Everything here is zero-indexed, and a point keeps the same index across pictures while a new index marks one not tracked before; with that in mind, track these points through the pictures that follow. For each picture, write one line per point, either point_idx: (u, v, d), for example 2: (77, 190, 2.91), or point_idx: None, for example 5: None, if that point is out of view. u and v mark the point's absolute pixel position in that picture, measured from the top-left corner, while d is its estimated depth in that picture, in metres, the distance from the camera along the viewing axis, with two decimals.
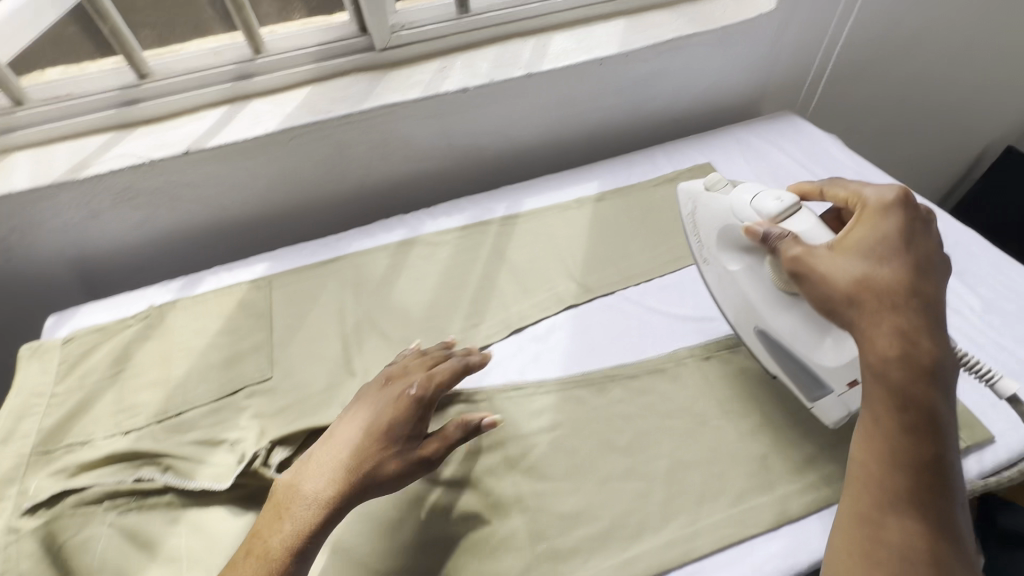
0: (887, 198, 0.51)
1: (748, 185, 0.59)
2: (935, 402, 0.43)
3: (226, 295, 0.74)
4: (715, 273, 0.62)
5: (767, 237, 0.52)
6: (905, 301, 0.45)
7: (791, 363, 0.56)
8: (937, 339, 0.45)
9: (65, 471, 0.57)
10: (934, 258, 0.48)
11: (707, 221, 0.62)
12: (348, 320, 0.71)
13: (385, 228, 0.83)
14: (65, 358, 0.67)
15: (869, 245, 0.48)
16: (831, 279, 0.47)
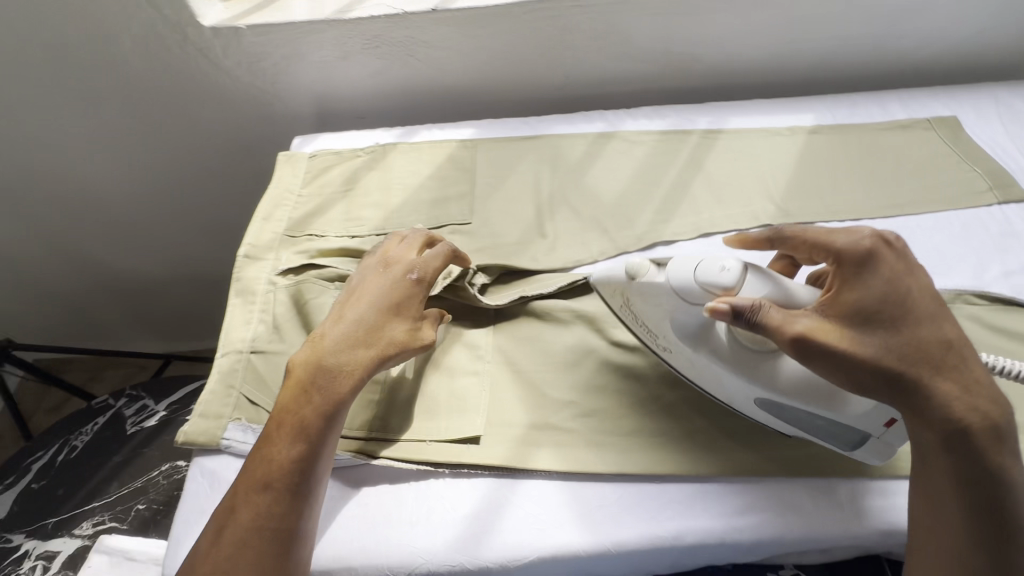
0: (845, 237, 0.47)
1: (674, 262, 0.50)
2: (959, 428, 0.43)
3: (437, 148, 0.81)
4: (684, 360, 0.53)
5: (738, 316, 0.45)
6: (901, 346, 0.44)
7: (814, 428, 0.50)
8: (938, 367, 0.44)
9: (306, 251, 0.69)
10: (911, 275, 0.46)
11: (645, 306, 0.53)
12: (543, 191, 0.75)
13: (585, 119, 0.84)
14: (308, 169, 0.79)
15: (859, 296, 0.45)
16: (836, 354, 0.44)
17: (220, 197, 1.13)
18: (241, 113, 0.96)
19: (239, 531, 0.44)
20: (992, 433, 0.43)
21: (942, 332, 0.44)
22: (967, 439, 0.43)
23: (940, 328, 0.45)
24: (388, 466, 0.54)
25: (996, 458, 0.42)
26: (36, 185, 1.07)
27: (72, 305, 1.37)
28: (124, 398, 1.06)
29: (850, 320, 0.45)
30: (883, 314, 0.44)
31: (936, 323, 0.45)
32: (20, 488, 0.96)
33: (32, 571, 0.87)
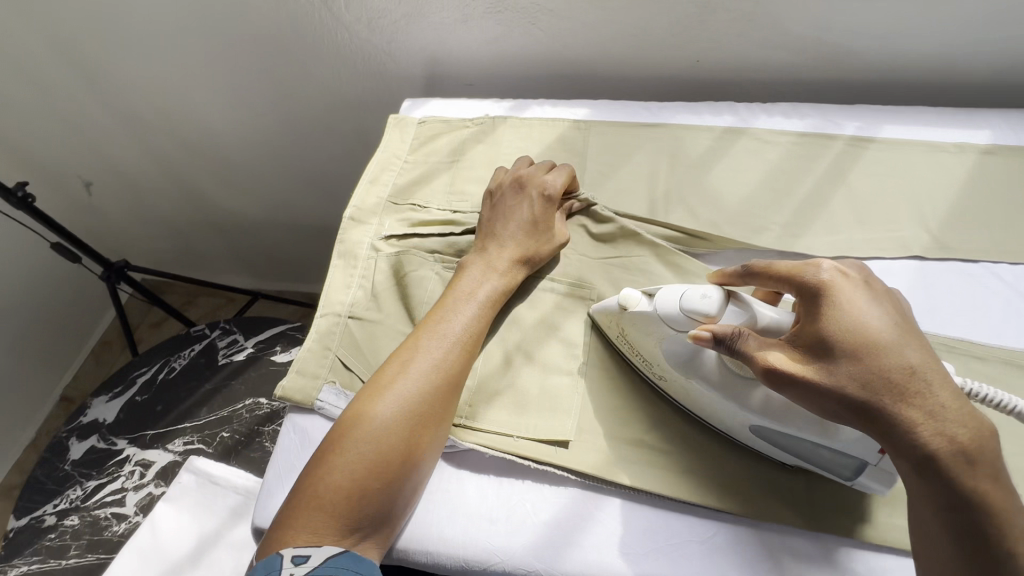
0: (797, 265, 0.46)
1: (661, 291, 0.51)
2: (927, 455, 0.39)
3: (549, 127, 0.77)
4: (679, 389, 0.52)
5: (718, 340, 0.46)
6: (863, 372, 0.41)
7: (810, 456, 0.48)
8: (906, 393, 0.40)
9: (408, 220, 0.68)
10: (869, 299, 0.44)
11: (635, 333, 0.53)
12: (659, 186, 0.70)
13: (713, 111, 0.77)
14: (417, 135, 0.77)
15: (817, 323, 0.43)
16: (799, 383, 0.43)
17: (321, 149, 1.16)
18: (352, 69, 0.96)
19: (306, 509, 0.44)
20: (970, 458, 0.39)
21: (907, 355, 0.41)
22: (936, 463, 0.39)
23: (907, 351, 0.42)
24: (474, 452, 0.53)
25: (975, 485, 0.39)
26: (162, 120, 1.14)
27: (179, 234, 1.48)
28: (219, 330, 1.13)
29: (807, 348, 0.43)
30: (841, 339, 0.42)
31: (900, 345, 0.42)
32: (126, 398, 1.05)
33: (132, 474, 0.96)
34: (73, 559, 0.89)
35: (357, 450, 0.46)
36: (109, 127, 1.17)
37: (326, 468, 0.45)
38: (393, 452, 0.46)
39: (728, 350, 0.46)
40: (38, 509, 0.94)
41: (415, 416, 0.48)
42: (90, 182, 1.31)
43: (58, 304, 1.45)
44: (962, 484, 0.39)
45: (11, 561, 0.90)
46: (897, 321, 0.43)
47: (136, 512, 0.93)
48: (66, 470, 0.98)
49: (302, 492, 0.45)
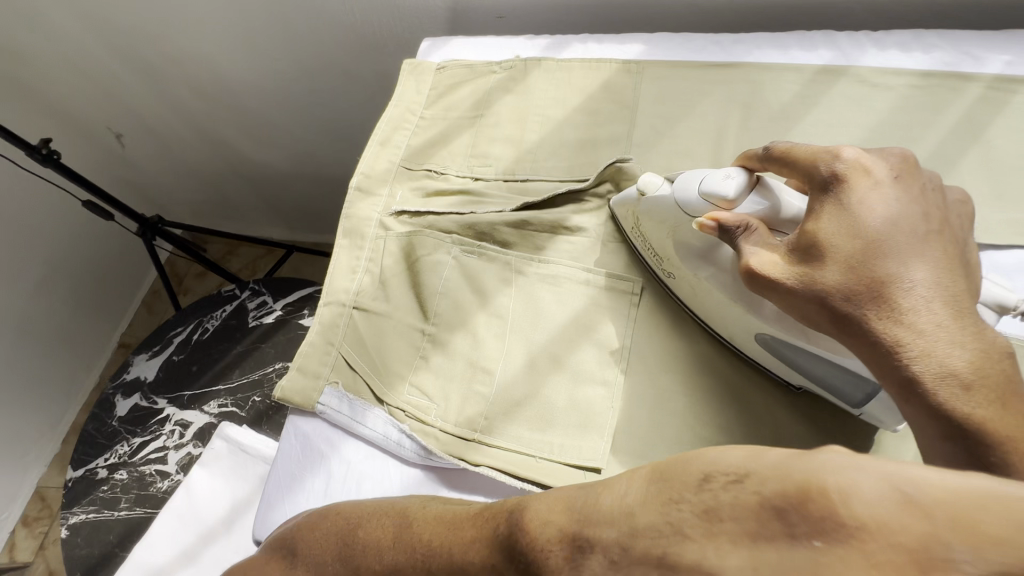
0: (818, 148, 0.40)
1: (681, 178, 0.45)
2: (909, 372, 0.32)
3: (593, 70, 0.63)
4: (687, 286, 0.47)
5: (723, 230, 0.41)
6: (848, 279, 0.35)
7: (815, 374, 0.42)
8: (890, 300, 0.34)
9: (423, 191, 0.59)
10: (889, 195, 0.37)
11: (653, 222, 0.48)
12: (728, 146, 0.57)
13: (804, 45, 0.61)
14: (435, 85, 0.66)
15: (814, 221, 0.37)
16: (777, 286, 0.37)
17: (344, 97, 1.05)
18: (367, 2, 0.83)
19: None
20: (964, 383, 0.31)
21: (910, 263, 0.34)
22: (917, 386, 0.32)
23: (916, 259, 0.35)
24: (489, 473, 0.46)
25: (966, 411, 0.30)
26: (175, 66, 1.06)
27: (211, 186, 1.45)
28: (248, 291, 1.10)
29: (794, 249, 0.38)
30: (837, 240, 0.36)
31: (908, 255, 0.35)
32: (164, 357, 1.06)
33: (172, 433, 0.99)
34: (124, 511, 0.94)
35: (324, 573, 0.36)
36: (127, 77, 1.11)
37: None
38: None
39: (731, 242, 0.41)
40: (90, 462, 0.99)
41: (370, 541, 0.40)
42: (119, 133, 1.28)
43: (103, 256, 1.48)
44: (951, 405, 0.30)
45: (70, 509, 0.95)
46: (922, 222, 0.36)
47: (177, 470, 0.97)
48: (113, 426, 1.01)
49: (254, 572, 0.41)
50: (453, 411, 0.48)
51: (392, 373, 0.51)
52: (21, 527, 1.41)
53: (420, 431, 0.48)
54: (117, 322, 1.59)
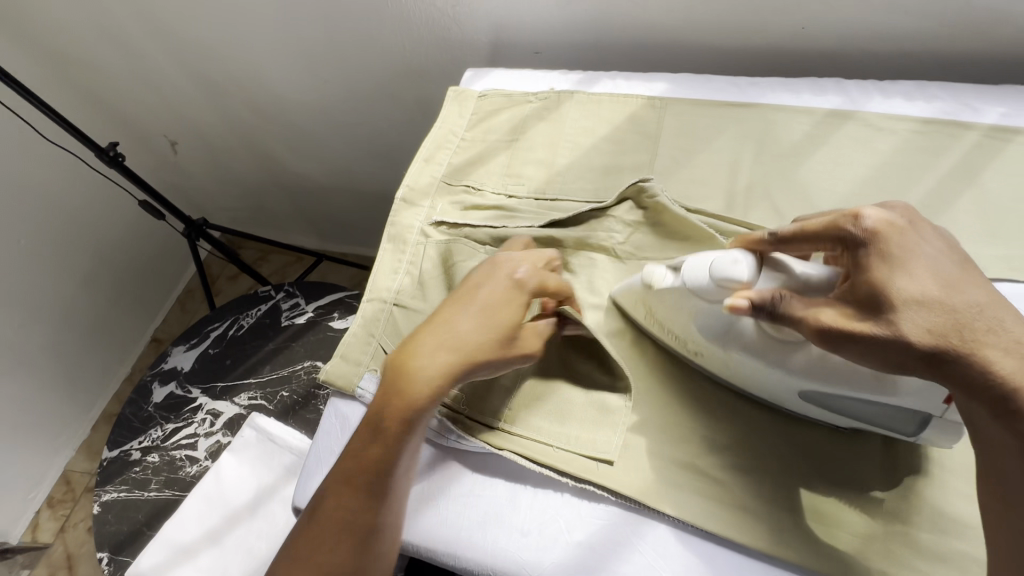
0: (833, 217, 0.41)
1: (688, 265, 0.47)
2: (1009, 395, 0.34)
3: (621, 103, 0.70)
4: (714, 360, 0.49)
5: (760, 307, 0.41)
6: (928, 321, 0.35)
7: (869, 417, 0.44)
8: (975, 334, 0.35)
9: (461, 204, 0.65)
10: (920, 238, 0.38)
11: (667, 312, 0.50)
12: (742, 177, 0.62)
13: (815, 90, 0.66)
14: (477, 110, 0.73)
15: (872, 274, 0.37)
16: (866, 339, 0.36)
17: (385, 118, 1.14)
18: (415, 34, 0.92)
19: None
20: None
21: (970, 292, 0.36)
22: (1013, 406, 0.34)
23: (971, 288, 0.37)
24: (510, 460, 0.51)
25: None
26: (234, 83, 1.16)
27: (252, 194, 1.54)
28: (283, 292, 1.17)
29: (858, 303, 0.37)
30: (904, 288, 0.36)
31: (962, 283, 0.37)
32: (200, 349, 1.13)
33: (204, 422, 1.05)
34: (153, 492, 0.99)
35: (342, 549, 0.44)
36: (188, 92, 1.21)
37: None
38: (386, 528, 0.45)
39: (769, 317, 0.41)
40: (125, 444, 1.04)
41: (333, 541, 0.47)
42: (174, 141, 1.39)
43: (147, 253, 1.57)
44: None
45: (104, 487, 1.01)
46: (952, 256, 0.38)
47: (206, 456, 1.02)
48: (149, 411, 1.07)
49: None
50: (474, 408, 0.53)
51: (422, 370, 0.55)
52: (46, 508, 1.46)
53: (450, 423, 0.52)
54: (153, 317, 1.67)
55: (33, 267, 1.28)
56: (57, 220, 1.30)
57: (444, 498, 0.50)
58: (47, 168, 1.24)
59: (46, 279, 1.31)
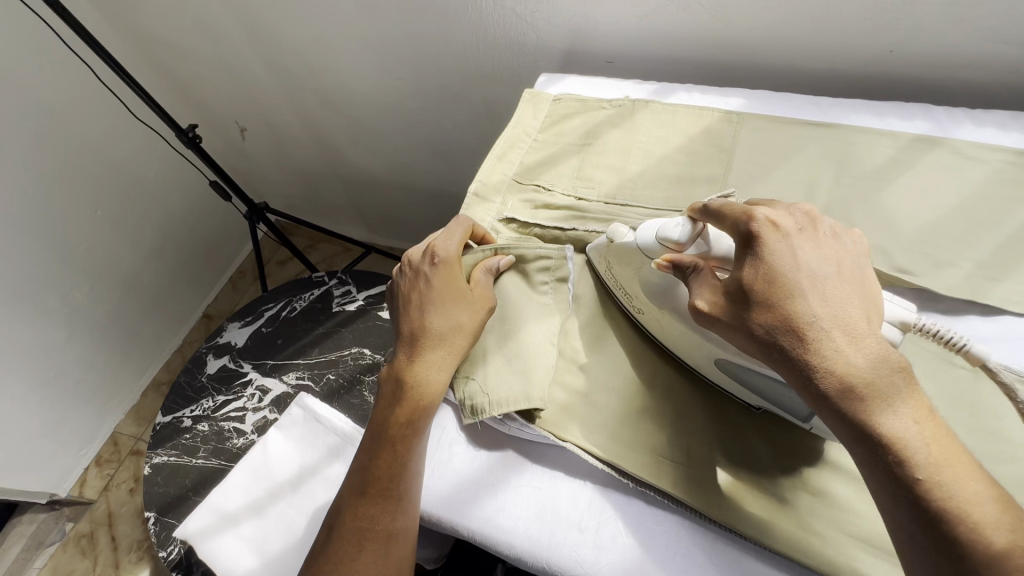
0: (735, 210, 0.43)
1: (643, 225, 0.52)
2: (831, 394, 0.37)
3: (697, 116, 0.70)
4: (654, 322, 0.54)
5: (677, 269, 0.47)
6: (774, 319, 0.39)
7: (766, 392, 0.47)
8: (806, 334, 0.38)
9: (532, 203, 0.66)
10: (794, 245, 0.41)
11: (621, 268, 0.55)
12: (820, 195, 0.61)
13: (901, 114, 0.65)
14: (549, 113, 0.74)
15: (739, 271, 0.41)
16: (719, 324, 0.42)
17: (450, 118, 1.17)
18: (490, 37, 0.94)
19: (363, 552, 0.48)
20: (862, 393, 0.36)
21: (812, 301, 0.38)
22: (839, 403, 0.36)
23: (821, 298, 0.39)
24: (571, 453, 0.51)
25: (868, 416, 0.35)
26: (310, 76, 1.20)
27: (310, 183, 1.60)
28: (336, 279, 1.20)
29: (726, 296, 0.42)
30: (757, 288, 0.40)
31: (811, 291, 0.39)
32: (254, 327, 1.17)
33: (252, 396, 1.09)
34: (201, 460, 1.03)
35: (373, 489, 0.50)
36: (265, 81, 1.27)
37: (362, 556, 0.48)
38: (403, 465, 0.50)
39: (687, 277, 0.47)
40: (178, 410, 1.09)
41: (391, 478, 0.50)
42: (244, 127, 1.46)
43: (205, 231, 1.65)
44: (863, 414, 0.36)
45: (155, 450, 1.05)
46: (823, 265, 0.40)
47: (253, 430, 1.06)
48: (202, 381, 1.12)
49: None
50: (496, 375, 0.54)
51: (477, 354, 0.56)
52: (93, 466, 1.53)
53: (463, 399, 0.54)
54: (205, 294, 1.74)
55: (106, 237, 1.36)
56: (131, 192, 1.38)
57: (505, 486, 0.51)
58: (124, 140, 1.33)
59: (117, 248, 1.39)
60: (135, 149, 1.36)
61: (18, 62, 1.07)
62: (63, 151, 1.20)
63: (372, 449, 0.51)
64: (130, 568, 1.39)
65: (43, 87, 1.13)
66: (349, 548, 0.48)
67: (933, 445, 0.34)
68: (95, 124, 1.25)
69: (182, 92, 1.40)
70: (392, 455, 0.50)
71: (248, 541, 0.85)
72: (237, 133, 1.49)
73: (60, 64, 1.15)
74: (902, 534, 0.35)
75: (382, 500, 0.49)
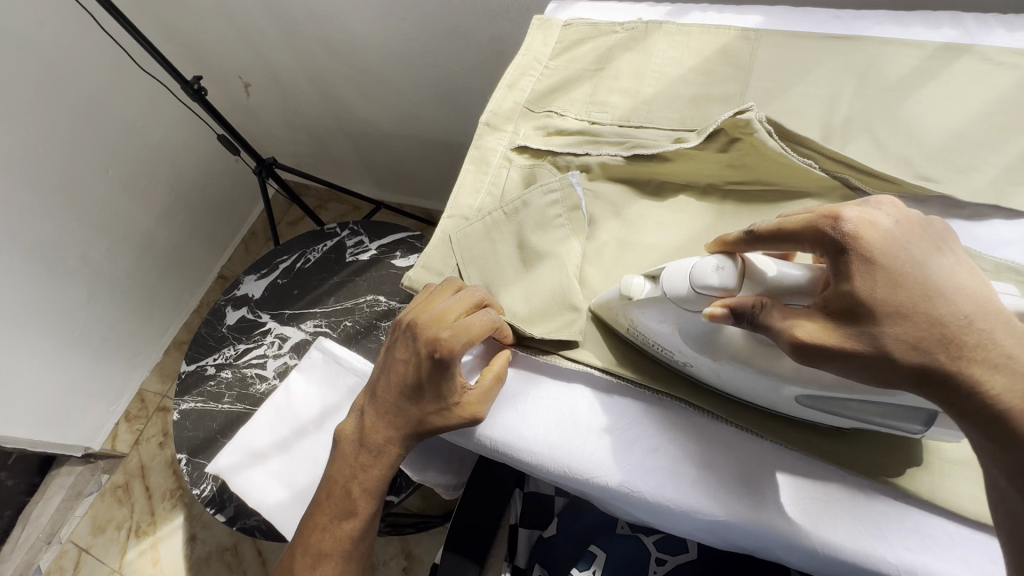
0: (813, 214, 0.39)
1: (668, 271, 0.46)
2: (1005, 420, 0.33)
3: (713, 34, 0.67)
4: (702, 368, 0.48)
5: (737, 316, 0.41)
6: (913, 333, 0.35)
7: (869, 416, 0.43)
8: (963, 348, 0.34)
9: (545, 129, 0.65)
10: (899, 236, 0.38)
11: (647, 325, 0.49)
12: (842, 108, 0.59)
13: (927, 23, 0.63)
14: (560, 40, 0.72)
15: (851, 282, 0.37)
16: (851, 356, 0.37)
17: (456, 60, 1.14)
18: None
19: (321, 556, 0.55)
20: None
21: (957, 303, 0.35)
22: (1012, 429, 0.33)
23: (960, 300, 0.36)
24: (582, 367, 0.53)
25: None
26: (311, 22, 1.17)
27: (316, 137, 1.58)
28: (348, 230, 1.20)
29: (836, 313, 0.37)
30: (881, 296, 0.36)
31: (951, 287, 0.36)
32: (269, 279, 1.18)
33: (273, 344, 1.12)
34: (227, 405, 1.07)
35: (361, 467, 0.54)
36: (267, 31, 1.24)
37: (320, 559, 0.55)
38: (362, 482, 0.54)
39: (751, 326, 0.41)
40: (201, 359, 1.12)
41: (347, 486, 0.54)
42: (247, 82, 1.44)
43: (216, 191, 1.66)
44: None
45: (182, 397, 1.08)
46: (941, 254, 0.37)
47: (274, 376, 1.09)
48: (223, 331, 1.14)
49: (312, 551, 0.55)
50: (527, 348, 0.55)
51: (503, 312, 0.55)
52: (123, 421, 1.58)
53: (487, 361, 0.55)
54: (219, 254, 1.76)
55: (119, 196, 1.36)
56: (138, 150, 1.38)
57: (524, 398, 0.53)
58: (130, 96, 1.32)
59: (131, 207, 1.40)
60: (142, 106, 1.35)
61: (18, 12, 1.05)
62: (72, 107, 1.19)
63: (353, 429, 0.55)
64: (165, 515, 1.46)
65: (44, 38, 1.10)
66: (351, 509, 0.54)
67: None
68: (101, 79, 1.24)
69: (183, 45, 1.38)
70: (363, 471, 0.54)
71: (278, 476, 0.89)
72: (241, 88, 1.48)
73: (59, 13, 1.12)
74: None
75: (346, 508, 0.55)
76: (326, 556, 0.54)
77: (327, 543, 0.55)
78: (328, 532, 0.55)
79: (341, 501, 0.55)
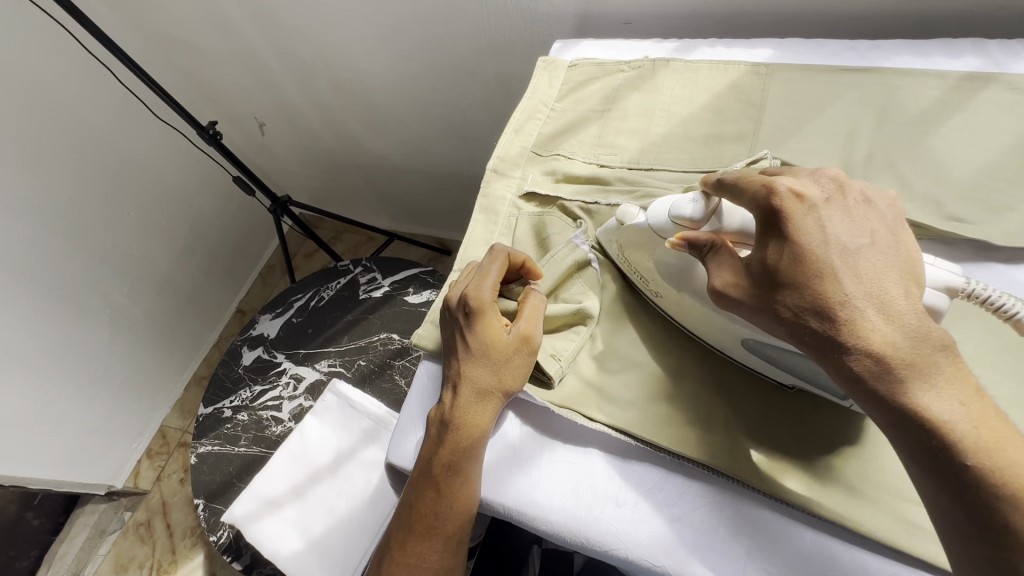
0: (761, 178, 0.42)
1: (652, 205, 0.51)
2: (858, 375, 0.36)
3: (722, 70, 0.66)
4: (671, 301, 0.53)
5: (692, 248, 0.46)
6: (795, 299, 0.39)
7: (804, 372, 0.45)
8: (838, 318, 0.37)
9: (553, 174, 0.65)
10: (821, 213, 0.40)
11: (634, 247, 0.54)
12: (862, 145, 0.57)
13: (949, 52, 0.60)
14: (565, 81, 0.71)
15: (765, 247, 0.41)
16: (741, 303, 0.42)
17: (464, 96, 1.14)
18: (501, 7, 0.90)
19: (407, 545, 0.49)
20: (903, 376, 0.35)
21: (844, 281, 0.37)
22: (866, 385, 0.36)
23: (851, 276, 0.37)
24: (596, 430, 0.51)
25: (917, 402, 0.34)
26: (322, 64, 1.19)
27: (329, 173, 1.60)
28: (360, 267, 1.20)
29: (748, 273, 0.42)
30: (783, 266, 0.39)
31: (849, 268, 0.38)
32: (285, 318, 1.18)
33: (288, 385, 1.11)
34: (243, 448, 1.07)
35: (449, 443, 0.49)
36: (279, 73, 1.26)
37: (406, 547, 0.49)
38: (452, 457, 0.49)
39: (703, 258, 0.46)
40: (218, 402, 1.12)
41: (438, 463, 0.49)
42: (262, 122, 1.47)
43: (233, 228, 1.69)
44: (897, 398, 0.35)
45: (199, 440, 1.09)
46: (854, 236, 0.39)
47: (290, 418, 1.09)
48: (239, 372, 1.14)
49: (401, 528, 0.50)
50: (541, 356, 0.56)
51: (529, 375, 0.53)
52: (145, 458, 1.59)
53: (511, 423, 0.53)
54: (236, 290, 1.78)
55: (138, 237, 1.39)
56: (156, 192, 1.41)
57: (539, 461, 0.51)
58: (147, 141, 1.35)
59: (150, 247, 1.43)
60: (159, 149, 1.38)
61: (40, 67, 1.08)
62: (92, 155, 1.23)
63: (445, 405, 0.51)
64: (185, 553, 1.47)
65: (65, 90, 1.14)
66: (438, 487, 0.48)
67: (979, 426, 0.33)
68: (119, 126, 1.27)
69: (199, 89, 1.41)
70: (456, 447, 0.49)
71: (293, 525, 0.87)
72: (256, 127, 1.51)
73: (80, 67, 1.16)
74: (949, 523, 0.35)
75: (442, 484, 0.48)
76: (416, 539, 0.49)
77: (417, 528, 0.49)
78: (419, 524, 0.49)
79: (427, 480, 0.49)
